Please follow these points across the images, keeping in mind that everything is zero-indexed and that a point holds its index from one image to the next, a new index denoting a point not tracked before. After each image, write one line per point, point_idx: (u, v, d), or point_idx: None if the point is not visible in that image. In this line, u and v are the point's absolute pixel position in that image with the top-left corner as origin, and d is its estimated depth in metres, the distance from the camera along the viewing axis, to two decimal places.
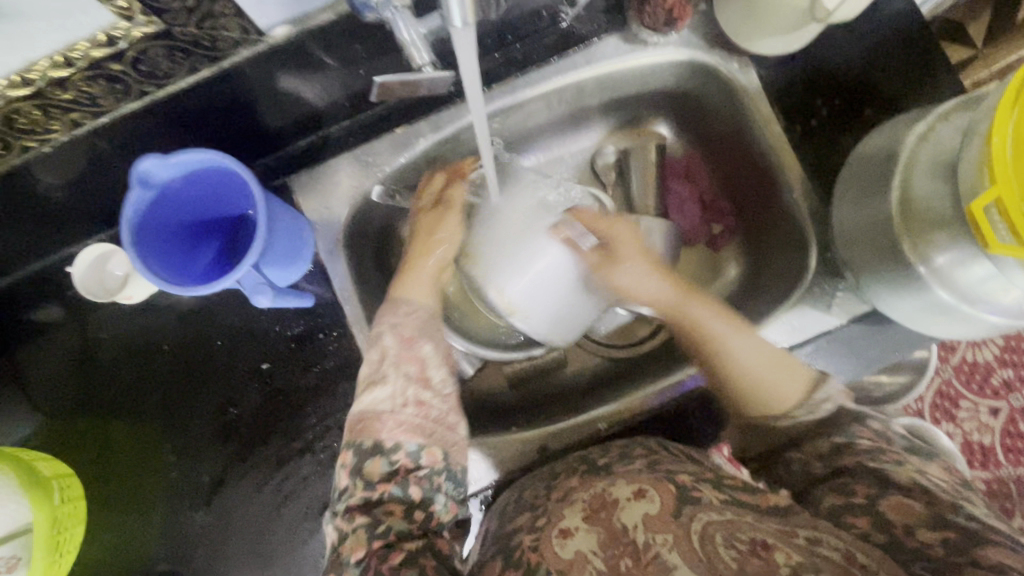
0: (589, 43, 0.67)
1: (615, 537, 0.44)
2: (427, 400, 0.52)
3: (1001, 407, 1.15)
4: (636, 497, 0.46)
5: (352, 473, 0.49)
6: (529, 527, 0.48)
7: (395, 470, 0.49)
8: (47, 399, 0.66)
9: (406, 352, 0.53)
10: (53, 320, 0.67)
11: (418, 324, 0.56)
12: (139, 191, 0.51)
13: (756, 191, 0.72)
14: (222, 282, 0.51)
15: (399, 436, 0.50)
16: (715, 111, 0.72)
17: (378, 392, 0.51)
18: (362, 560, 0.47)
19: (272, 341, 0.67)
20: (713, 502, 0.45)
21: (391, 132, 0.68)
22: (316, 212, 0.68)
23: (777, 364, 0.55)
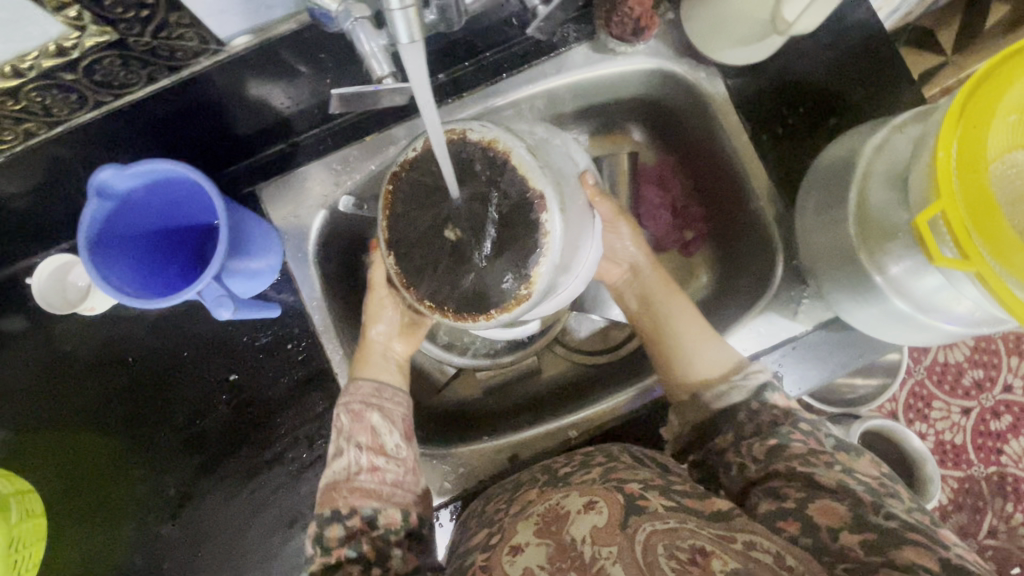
0: (559, 51, 0.67)
1: (562, 550, 0.44)
2: (381, 470, 0.54)
3: (972, 407, 1.18)
4: (585, 510, 0.47)
5: (313, 543, 0.52)
6: (482, 546, 0.49)
7: (350, 535, 0.51)
8: (8, 412, 0.65)
9: (358, 426, 0.55)
10: (14, 331, 0.66)
11: (368, 395, 0.58)
12: (96, 202, 0.50)
13: (724, 199, 0.73)
14: (179, 296, 0.51)
15: (354, 502, 0.52)
16: (684, 119, 0.72)
17: (338, 465, 0.54)
18: None
19: (243, 350, 0.67)
20: (658, 509, 0.45)
21: (361, 140, 0.68)
22: (285, 219, 0.67)
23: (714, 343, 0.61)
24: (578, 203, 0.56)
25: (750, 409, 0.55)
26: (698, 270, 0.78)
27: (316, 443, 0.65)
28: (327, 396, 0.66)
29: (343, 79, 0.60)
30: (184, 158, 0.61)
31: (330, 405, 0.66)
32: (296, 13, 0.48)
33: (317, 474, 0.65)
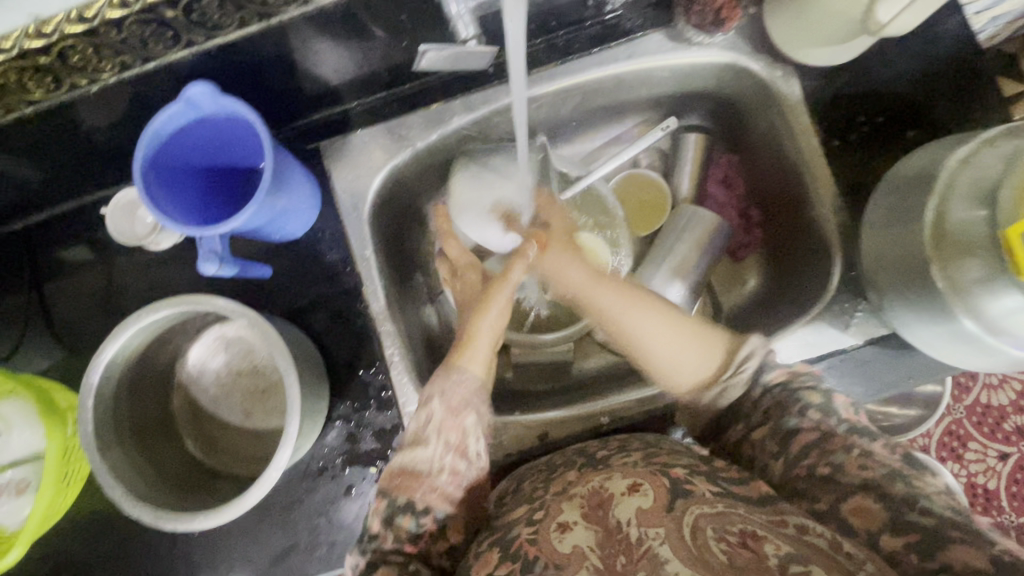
0: (633, 36, 0.67)
1: (610, 535, 0.44)
2: (460, 471, 0.56)
3: (1012, 453, 1.13)
4: (630, 492, 0.47)
5: (381, 526, 0.53)
6: (525, 521, 0.49)
7: (421, 533, 0.53)
8: (70, 334, 0.68)
9: (450, 422, 0.56)
10: (83, 257, 0.69)
11: (463, 395, 0.58)
12: (162, 119, 0.51)
13: (784, 203, 0.71)
14: (222, 227, 0.52)
15: (430, 501, 0.53)
16: (752, 117, 0.71)
17: (420, 453, 0.55)
18: None
19: (289, 302, 0.68)
20: (705, 494, 0.46)
21: (426, 108, 0.68)
22: (345, 180, 0.68)
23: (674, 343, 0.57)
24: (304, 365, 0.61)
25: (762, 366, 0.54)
26: (747, 274, 0.78)
27: (351, 398, 0.66)
28: (367, 354, 0.67)
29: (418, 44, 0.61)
30: (258, 107, 0.63)
31: (368, 362, 0.67)
32: None
33: (348, 429, 0.66)
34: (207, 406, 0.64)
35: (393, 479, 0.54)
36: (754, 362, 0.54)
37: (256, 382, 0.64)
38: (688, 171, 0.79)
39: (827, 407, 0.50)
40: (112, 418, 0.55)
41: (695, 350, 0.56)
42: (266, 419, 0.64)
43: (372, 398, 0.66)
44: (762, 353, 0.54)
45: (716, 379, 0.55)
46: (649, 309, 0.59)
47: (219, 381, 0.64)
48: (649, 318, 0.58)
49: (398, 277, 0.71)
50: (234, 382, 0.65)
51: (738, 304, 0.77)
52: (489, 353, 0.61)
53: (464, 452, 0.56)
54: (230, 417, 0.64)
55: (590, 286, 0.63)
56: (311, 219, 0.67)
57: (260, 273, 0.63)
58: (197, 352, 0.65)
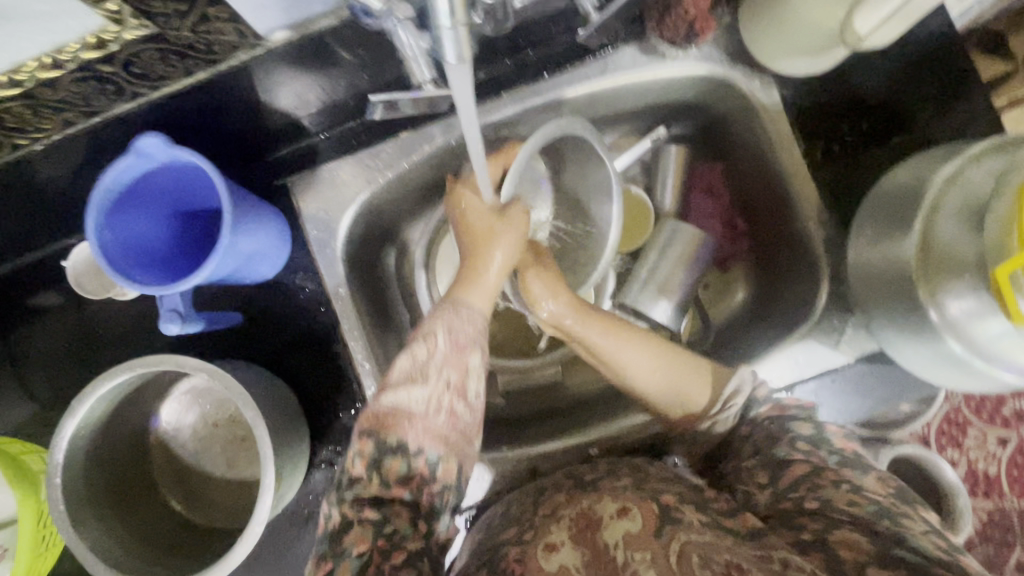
0: (605, 52, 0.64)
1: (598, 557, 0.41)
2: (460, 412, 0.49)
3: (1011, 437, 1.12)
4: (619, 515, 0.44)
5: (366, 468, 0.47)
6: (515, 540, 0.46)
7: (413, 475, 0.47)
8: (41, 388, 0.66)
9: (455, 358, 0.50)
10: (48, 308, 0.67)
11: (472, 331, 0.53)
12: (111, 176, 0.49)
13: (770, 216, 0.69)
14: (180, 283, 0.49)
15: (424, 441, 0.47)
16: (733, 128, 0.69)
17: (415, 392, 0.48)
18: (362, 554, 0.45)
19: (265, 344, 0.66)
20: (693, 522, 0.43)
21: (396, 137, 0.66)
22: (316, 214, 0.65)
23: (680, 380, 0.55)
24: (288, 425, 0.58)
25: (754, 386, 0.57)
26: (735, 286, 0.76)
27: (334, 440, 0.64)
28: (348, 393, 0.65)
29: (379, 74, 0.58)
30: (217, 147, 0.61)
31: (351, 401, 0.65)
32: (336, 9, 0.47)
33: (331, 471, 0.64)
34: (187, 459, 0.63)
35: (380, 420, 0.48)
36: (743, 396, 0.54)
37: (234, 431, 0.63)
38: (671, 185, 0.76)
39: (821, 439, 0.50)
40: (86, 491, 0.54)
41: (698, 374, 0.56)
42: (249, 468, 0.63)
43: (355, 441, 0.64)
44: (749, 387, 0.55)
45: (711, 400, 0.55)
46: (645, 348, 0.56)
47: (198, 438, 0.63)
48: (643, 356, 0.56)
49: (376, 308, 0.69)
50: (214, 434, 0.63)
51: (725, 317, 0.76)
52: (495, 286, 0.57)
53: (464, 394, 0.50)
54: (215, 475, 0.63)
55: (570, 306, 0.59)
56: (284, 257, 0.64)
57: (230, 321, 0.61)
58: (169, 409, 0.63)
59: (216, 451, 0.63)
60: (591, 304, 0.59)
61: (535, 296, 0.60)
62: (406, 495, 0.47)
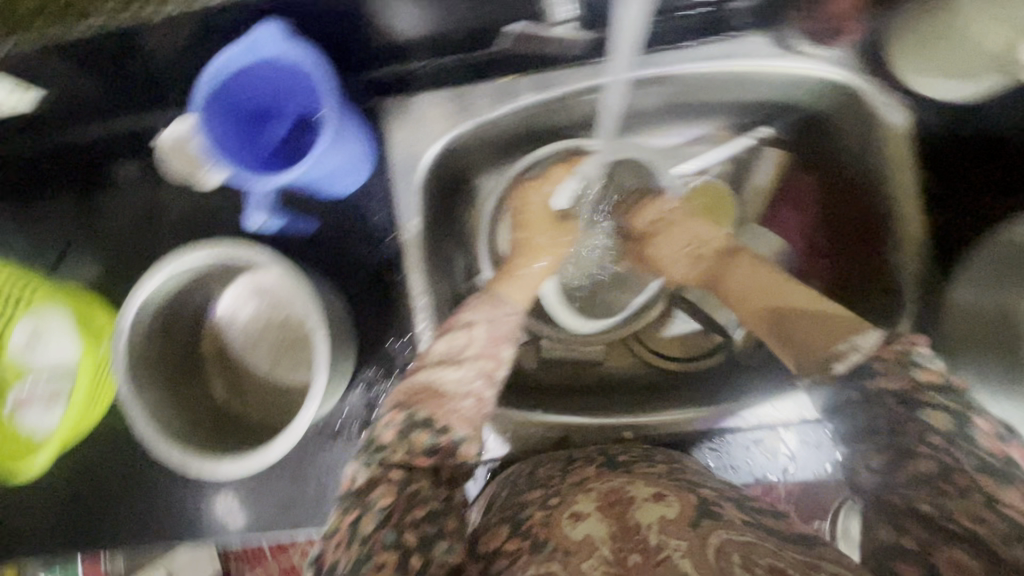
0: (733, 36, 0.62)
1: (627, 532, 0.38)
2: (487, 398, 0.48)
3: None
4: (654, 499, 0.41)
5: (396, 436, 0.43)
6: (539, 504, 0.43)
7: (437, 449, 0.43)
8: (107, 255, 0.69)
9: (490, 349, 0.50)
10: (127, 182, 0.69)
11: (508, 328, 0.53)
12: (224, 62, 0.51)
13: (862, 244, 0.65)
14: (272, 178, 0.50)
15: (453, 420, 0.45)
16: (844, 143, 0.65)
17: (450, 372, 0.48)
18: (386, 509, 0.40)
19: (321, 259, 0.65)
20: (735, 521, 0.39)
21: (495, 79, 0.65)
22: (404, 143, 0.65)
23: (830, 330, 0.55)
24: (341, 338, 0.59)
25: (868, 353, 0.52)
26: None
27: (372, 366, 0.64)
28: (395, 323, 0.65)
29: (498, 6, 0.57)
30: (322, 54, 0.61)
31: (396, 332, 0.64)
32: None
33: (361, 396, 0.64)
34: (238, 351, 0.65)
35: (415, 394, 0.46)
36: (863, 379, 0.56)
37: (284, 335, 0.65)
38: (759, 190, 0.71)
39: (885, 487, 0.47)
40: (145, 353, 0.56)
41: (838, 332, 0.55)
42: (290, 373, 0.64)
43: (397, 369, 0.64)
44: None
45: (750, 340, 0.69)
46: (815, 305, 0.59)
47: (249, 335, 0.65)
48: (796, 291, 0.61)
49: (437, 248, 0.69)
50: (265, 334, 0.65)
51: None
52: (534, 282, 0.62)
53: (493, 381, 0.49)
54: (258, 374, 0.64)
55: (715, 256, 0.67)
56: (363, 181, 0.64)
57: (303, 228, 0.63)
58: (226, 300, 0.64)
59: (264, 351, 0.65)
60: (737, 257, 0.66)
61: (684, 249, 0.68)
62: (429, 465, 0.43)
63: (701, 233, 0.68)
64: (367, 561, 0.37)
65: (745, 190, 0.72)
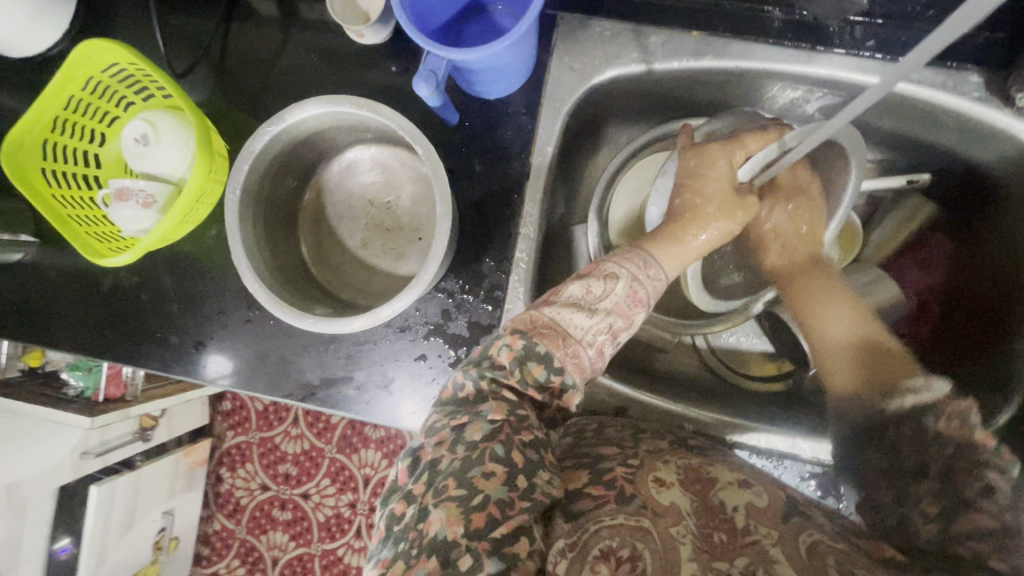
0: (947, 65, 0.58)
1: (710, 509, 0.40)
2: (606, 354, 0.46)
3: None
4: (740, 486, 0.42)
5: (512, 361, 0.44)
6: (620, 459, 0.44)
7: (546, 387, 0.44)
8: (231, 80, 0.67)
9: (625, 308, 0.46)
10: (273, 14, 0.66)
11: (650, 294, 0.49)
12: None
13: (982, 322, 0.63)
14: (451, 53, 0.47)
15: (568, 364, 0.44)
16: (1008, 214, 0.61)
17: (581, 318, 0.45)
18: (496, 422, 0.41)
19: (446, 155, 0.63)
20: (824, 527, 0.40)
21: (680, 31, 0.61)
22: (563, 64, 0.61)
23: (854, 344, 0.54)
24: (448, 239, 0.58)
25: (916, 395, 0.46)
26: None
27: (461, 278, 0.63)
28: (497, 244, 0.62)
29: None
30: None
31: (495, 252, 0.62)
32: None
33: (437, 300, 0.63)
34: (333, 216, 0.63)
35: (537, 327, 0.45)
36: (914, 396, 0.46)
37: (383, 216, 0.63)
38: (887, 236, 0.72)
39: None
40: (255, 188, 0.55)
41: (871, 349, 0.53)
42: (379, 256, 0.63)
43: (483, 288, 0.62)
44: (932, 396, 0.45)
45: (878, 390, 0.48)
46: (846, 316, 0.57)
47: (349, 204, 0.63)
48: (839, 320, 0.57)
49: (556, 185, 0.66)
50: (366, 207, 0.63)
51: None
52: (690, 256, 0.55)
53: (616, 342, 0.46)
54: (345, 246, 0.63)
55: (798, 259, 0.63)
56: (516, 85, 0.61)
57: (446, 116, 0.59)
58: (339, 164, 0.63)
59: (359, 224, 0.63)
60: (828, 273, 0.61)
61: (790, 235, 0.63)
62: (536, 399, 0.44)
63: (794, 240, 0.63)
64: (478, 465, 0.39)
65: (873, 233, 0.72)
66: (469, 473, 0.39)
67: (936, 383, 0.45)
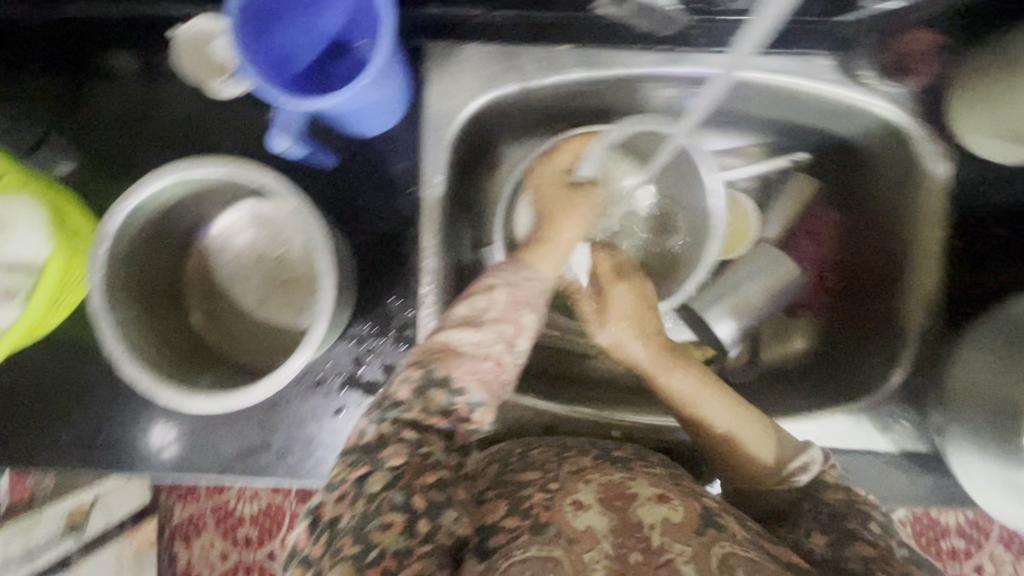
0: (799, 52, 0.61)
1: (627, 527, 0.40)
2: (507, 363, 0.45)
3: None
4: (658, 499, 0.41)
5: (413, 392, 0.42)
6: (539, 485, 0.43)
7: (449, 412, 0.43)
8: (92, 147, 0.62)
9: (509, 313, 0.47)
10: (131, 72, 0.62)
11: (532, 292, 0.49)
12: None
13: (872, 286, 0.67)
14: (309, 102, 0.46)
15: (469, 382, 0.43)
16: (877, 182, 0.65)
17: (469, 333, 0.45)
18: (398, 468, 0.40)
19: (336, 198, 0.61)
20: (738, 534, 0.40)
21: (551, 47, 0.61)
22: (440, 92, 0.61)
23: (734, 430, 0.54)
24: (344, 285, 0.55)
25: (805, 470, 0.52)
26: (794, 335, 0.72)
27: (369, 322, 0.61)
28: (401, 282, 0.61)
29: None
30: None
31: (400, 291, 0.61)
32: None
33: (348, 349, 0.61)
34: (225, 280, 0.60)
35: (433, 353, 0.44)
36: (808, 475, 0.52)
37: (280, 271, 0.60)
38: (782, 212, 0.73)
39: (880, 524, 0.47)
40: (125, 265, 0.51)
41: (750, 429, 0.54)
42: (280, 313, 0.60)
43: (393, 329, 0.61)
44: (818, 466, 0.52)
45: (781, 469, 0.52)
46: (712, 394, 0.55)
47: (241, 262, 0.60)
48: (712, 404, 0.55)
49: (454, 212, 0.65)
50: (259, 263, 0.61)
51: (778, 361, 0.72)
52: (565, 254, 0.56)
53: (513, 348, 0.46)
54: (247, 308, 0.60)
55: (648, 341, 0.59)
56: (396, 119, 0.60)
57: (323, 161, 0.58)
58: (223, 223, 0.60)
59: (255, 281, 0.61)
60: (677, 350, 0.59)
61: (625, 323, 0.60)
62: (443, 427, 0.42)
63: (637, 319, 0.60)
64: (375, 517, 0.38)
65: (768, 212, 0.73)
66: (366, 525, 0.38)
67: (812, 457, 0.52)
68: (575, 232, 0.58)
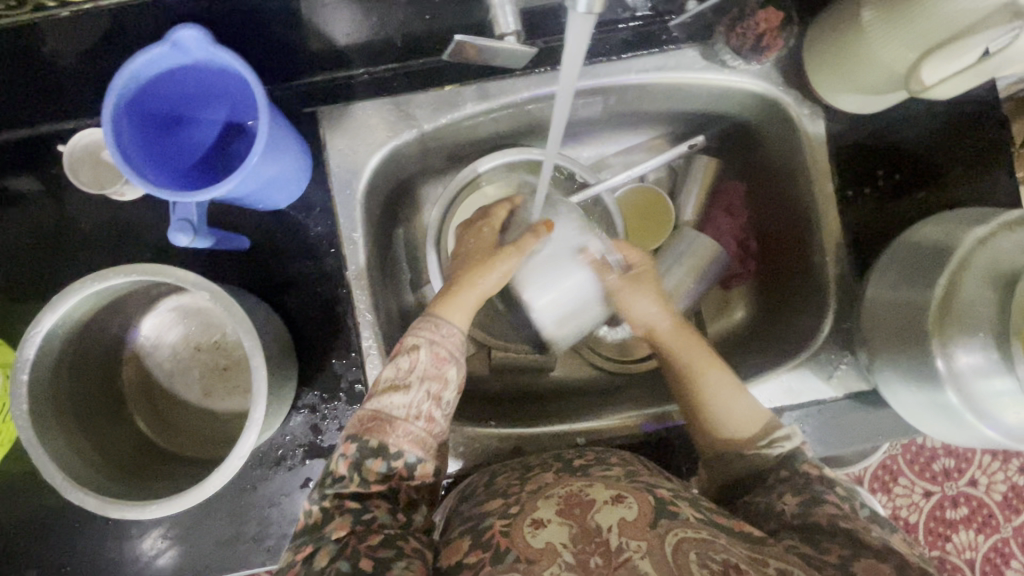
0: (669, 47, 0.64)
1: (586, 534, 0.41)
2: (438, 418, 0.49)
3: (995, 533, 1.03)
4: (613, 501, 0.43)
5: (350, 469, 0.46)
6: (500, 513, 0.45)
7: (391, 476, 0.47)
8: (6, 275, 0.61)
9: (434, 370, 0.49)
10: (28, 191, 0.62)
11: (453, 347, 0.52)
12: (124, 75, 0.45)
13: (789, 245, 0.71)
14: (200, 195, 0.47)
15: (404, 445, 0.47)
16: (769, 149, 0.70)
17: (397, 397, 0.48)
18: (341, 539, 0.43)
19: (263, 273, 0.62)
20: (689, 518, 0.43)
21: (438, 88, 0.63)
22: (341, 152, 0.62)
23: (729, 397, 0.54)
24: (280, 360, 0.55)
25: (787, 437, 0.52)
26: (734, 306, 0.77)
27: (319, 387, 0.61)
28: (341, 342, 0.62)
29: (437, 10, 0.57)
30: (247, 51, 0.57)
31: (342, 350, 0.62)
32: None
33: (306, 418, 0.61)
34: (164, 379, 0.59)
35: (364, 424, 0.47)
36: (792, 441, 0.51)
37: (217, 358, 0.60)
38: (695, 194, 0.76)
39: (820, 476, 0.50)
40: (52, 392, 0.50)
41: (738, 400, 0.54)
42: (226, 398, 0.60)
43: (344, 389, 0.61)
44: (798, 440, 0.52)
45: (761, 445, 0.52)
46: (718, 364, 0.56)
47: (177, 358, 0.60)
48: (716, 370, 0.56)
49: (382, 262, 0.66)
50: (195, 355, 0.60)
51: (722, 333, 0.77)
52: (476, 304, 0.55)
53: (441, 403, 0.49)
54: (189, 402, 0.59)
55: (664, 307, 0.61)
56: (302, 184, 0.61)
57: (235, 244, 0.59)
58: (150, 323, 0.60)
59: (195, 372, 0.60)
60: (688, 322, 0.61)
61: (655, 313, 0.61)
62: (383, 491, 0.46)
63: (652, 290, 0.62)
64: None
65: (681, 196, 0.77)
66: None
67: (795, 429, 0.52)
68: (499, 270, 0.58)
